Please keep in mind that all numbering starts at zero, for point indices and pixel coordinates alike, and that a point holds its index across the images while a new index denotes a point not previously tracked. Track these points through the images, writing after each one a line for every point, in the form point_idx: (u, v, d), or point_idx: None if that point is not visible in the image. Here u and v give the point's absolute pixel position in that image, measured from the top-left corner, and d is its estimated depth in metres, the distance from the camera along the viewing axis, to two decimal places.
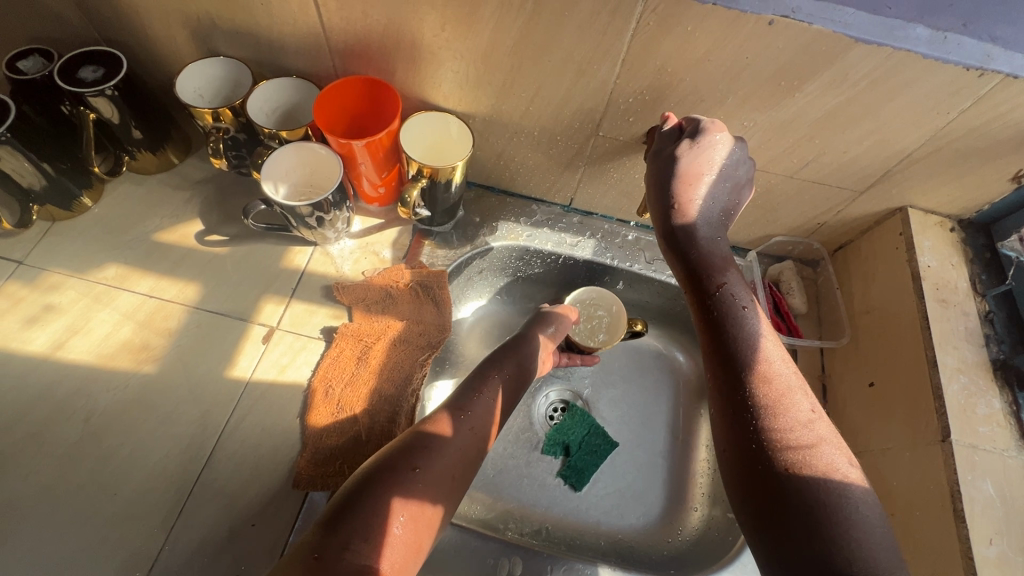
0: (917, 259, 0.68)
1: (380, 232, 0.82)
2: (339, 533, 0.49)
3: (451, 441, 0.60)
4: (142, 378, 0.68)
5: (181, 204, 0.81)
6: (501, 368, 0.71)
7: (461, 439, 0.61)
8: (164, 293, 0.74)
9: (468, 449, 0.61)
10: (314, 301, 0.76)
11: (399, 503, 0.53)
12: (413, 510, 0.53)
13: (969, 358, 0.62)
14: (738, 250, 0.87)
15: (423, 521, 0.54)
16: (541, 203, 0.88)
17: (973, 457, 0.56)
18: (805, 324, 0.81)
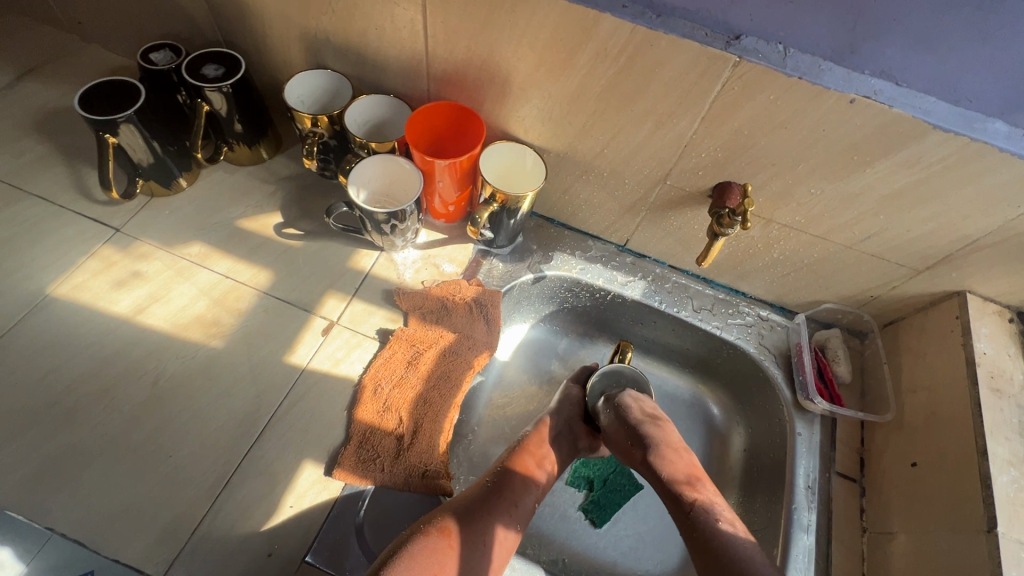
0: (973, 344, 0.68)
1: (443, 246, 0.87)
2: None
3: (493, 510, 0.64)
4: (209, 352, 0.73)
5: (266, 196, 0.88)
6: (543, 435, 0.75)
7: (503, 509, 0.65)
8: (240, 276, 0.79)
9: (509, 517, 0.65)
10: (374, 302, 0.80)
11: (439, 567, 0.57)
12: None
13: (1020, 451, 0.61)
14: (786, 311, 0.88)
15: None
16: (597, 240, 0.92)
17: (1019, 553, 0.55)
18: (847, 394, 0.81)
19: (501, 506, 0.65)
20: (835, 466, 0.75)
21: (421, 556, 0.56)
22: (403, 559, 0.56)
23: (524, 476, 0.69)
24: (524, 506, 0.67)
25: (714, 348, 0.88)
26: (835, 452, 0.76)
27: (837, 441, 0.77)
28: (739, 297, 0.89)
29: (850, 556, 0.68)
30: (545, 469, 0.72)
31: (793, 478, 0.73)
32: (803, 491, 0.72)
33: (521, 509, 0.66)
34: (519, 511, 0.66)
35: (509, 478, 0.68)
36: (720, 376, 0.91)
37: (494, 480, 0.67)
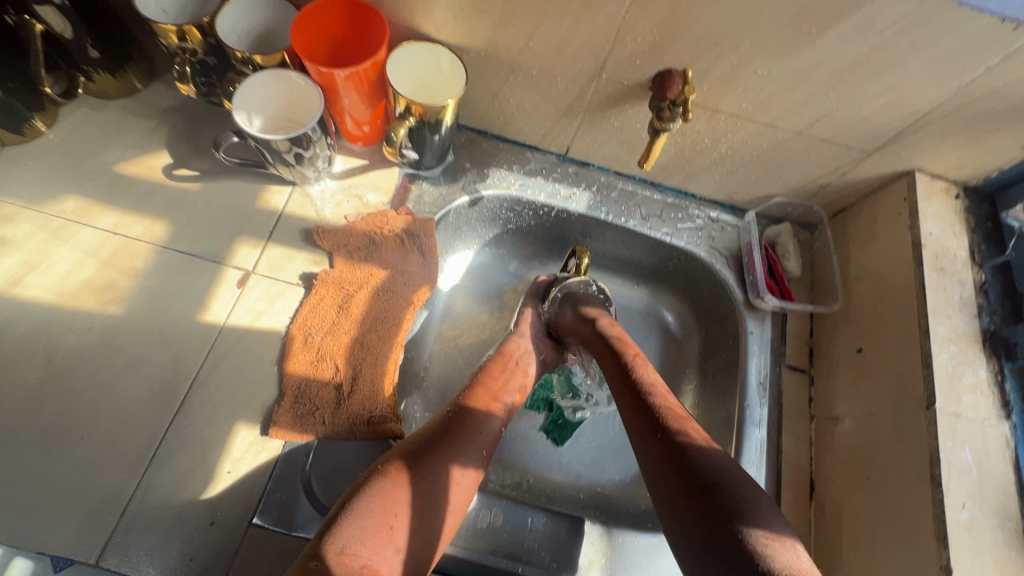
0: (919, 225, 0.66)
1: (364, 174, 0.77)
2: (332, 538, 0.48)
3: (453, 439, 0.59)
4: (108, 320, 0.64)
5: (147, 133, 0.75)
6: (505, 360, 0.71)
7: (466, 436, 0.60)
8: (130, 230, 0.69)
9: (473, 444, 0.60)
10: (292, 245, 0.72)
11: (397, 502, 0.51)
12: (415, 516, 0.52)
13: (961, 327, 0.62)
14: (736, 210, 0.85)
15: (425, 525, 0.53)
16: (535, 151, 0.84)
17: (955, 425, 0.56)
18: (797, 288, 0.80)
19: (463, 434, 0.60)
20: (785, 360, 0.75)
21: (375, 496, 0.51)
22: (356, 503, 0.50)
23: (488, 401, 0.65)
24: (490, 432, 0.62)
25: (665, 256, 0.85)
26: (785, 347, 0.76)
27: (787, 336, 0.77)
28: (689, 200, 0.84)
29: (800, 444, 0.70)
30: (509, 395, 0.67)
31: (744, 377, 0.73)
32: (755, 388, 0.72)
33: (487, 435, 0.62)
34: (485, 437, 0.61)
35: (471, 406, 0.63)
36: (673, 283, 0.88)
37: (455, 409, 0.62)
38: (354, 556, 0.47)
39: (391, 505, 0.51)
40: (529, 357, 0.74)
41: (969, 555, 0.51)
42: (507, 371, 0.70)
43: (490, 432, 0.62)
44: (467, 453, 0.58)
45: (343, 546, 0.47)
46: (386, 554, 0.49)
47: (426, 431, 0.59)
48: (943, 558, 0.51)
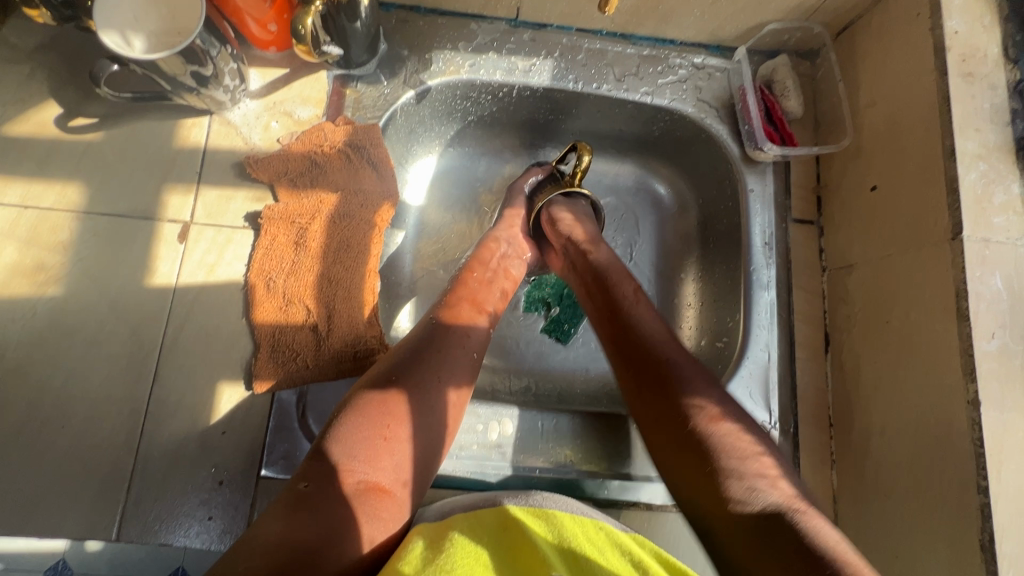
0: (942, 25, 0.55)
1: (287, 86, 0.66)
2: (326, 459, 0.46)
3: (440, 346, 0.55)
4: (50, 304, 0.58)
5: (23, 82, 0.63)
6: (485, 261, 0.65)
7: (453, 341, 0.56)
8: (42, 200, 0.61)
9: (461, 350, 0.56)
10: (227, 185, 0.63)
11: (389, 413, 0.49)
12: (412, 426, 0.49)
13: (992, 140, 0.53)
14: (724, 50, 0.73)
15: (425, 433, 0.50)
16: (481, 21, 0.71)
17: (984, 251, 0.51)
18: (800, 130, 0.71)
19: (448, 339, 0.56)
20: (792, 214, 0.69)
21: (366, 413, 0.48)
22: (344, 422, 0.48)
23: (470, 304, 0.61)
24: (478, 333, 0.59)
25: (649, 120, 0.75)
26: (789, 199, 0.69)
27: (791, 187, 0.69)
28: (667, 48, 0.73)
29: (812, 299, 0.66)
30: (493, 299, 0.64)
31: (749, 238, 0.67)
32: (760, 248, 0.67)
33: (476, 338, 0.58)
34: (473, 340, 0.58)
35: (453, 310, 0.59)
36: (662, 149, 0.79)
37: (437, 316, 0.59)
38: (351, 472, 0.45)
39: (383, 419, 0.48)
40: (511, 255, 0.69)
41: (999, 384, 0.48)
42: (490, 275, 0.65)
43: (477, 334, 0.59)
44: (457, 359, 0.55)
45: (336, 465, 0.45)
46: (385, 466, 0.46)
47: (408, 342, 0.55)
48: (971, 391, 0.48)
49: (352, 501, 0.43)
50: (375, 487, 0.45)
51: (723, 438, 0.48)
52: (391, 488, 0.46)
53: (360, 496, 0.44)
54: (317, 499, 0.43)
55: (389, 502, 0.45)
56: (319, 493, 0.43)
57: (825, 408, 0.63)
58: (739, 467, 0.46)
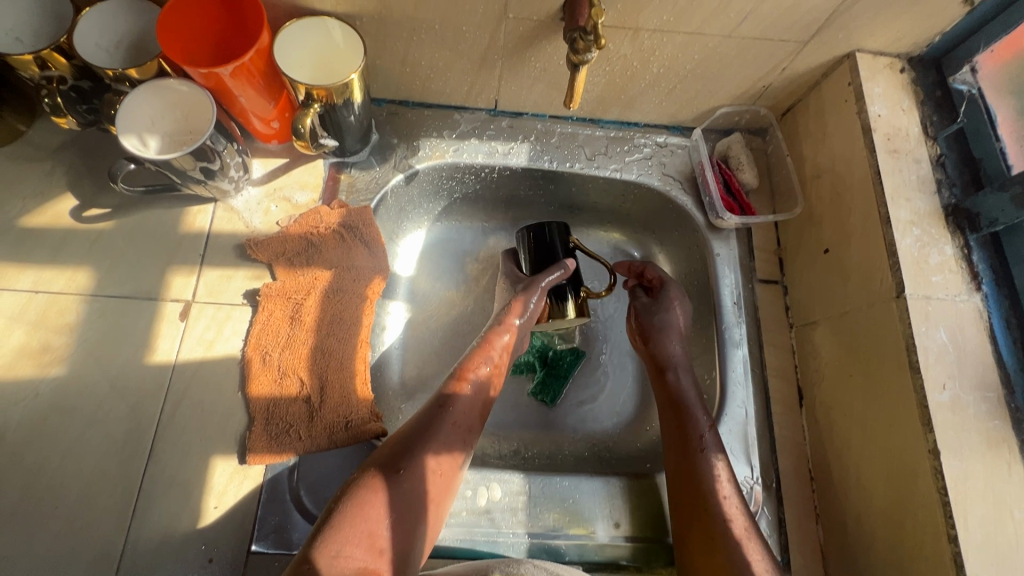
0: (867, 110, 0.63)
1: (287, 173, 0.73)
2: (327, 539, 0.50)
3: (436, 431, 0.60)
4: (53, 384, 0.61)
5: (43, 178, 0.69)
6: (497, 338, 0.69)
7: (447, 427, 0.61)
8: (53, 285, 0.65)
9: (454, 435, 0.61)
10: (228, 265, 0.68)
11: (383, 500, 0.54)
12: (403, 515, 0.54)
13: (922, 207, 0.60)
14: (684, 130, 0.81)
15: (413, 521, 0.54)
16: (463, 111, 0.79)
17: (927, 308, 0.55)
18: (757, 200, 0.77)
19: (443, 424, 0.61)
20: (756, 275, 0.74)
21: (365, 502, 0.53)
22: (344, 510, 0.52)
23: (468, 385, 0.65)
24: (472, 414, 0.64)
25: (620, 194, 0.81)
26: (753, 261, 0.74)
27: (754, 250, 0.75)
28: (633, 130, 0.80)
29: (783, 354, 0.70)
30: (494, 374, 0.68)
31: (719, 300, 0.72)
32: (731, 308, 0.71)
33: (468, 418, 0.63)
34: (464, 425, 0.62)
35: (453, 392, 0.64)
36: (634, 218, 0.85)
37: (437, 399, 0.63)
38: (347, 555, 0.49)
39: (380, 508, 0.53)
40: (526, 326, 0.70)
41: (956, 433, 0.51)
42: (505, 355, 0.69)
43: (470, 417, 0.63)
44: (450, 445, 0.60)
45: (335, 549, 0.49)
46: (378, 551, 0.51)
47: (409, 428, 0.60)
48: (931, 442, 0.51)
49: None
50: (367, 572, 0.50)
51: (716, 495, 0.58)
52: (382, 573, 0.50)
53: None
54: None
55: None
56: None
57: (804, 460, 0.65)
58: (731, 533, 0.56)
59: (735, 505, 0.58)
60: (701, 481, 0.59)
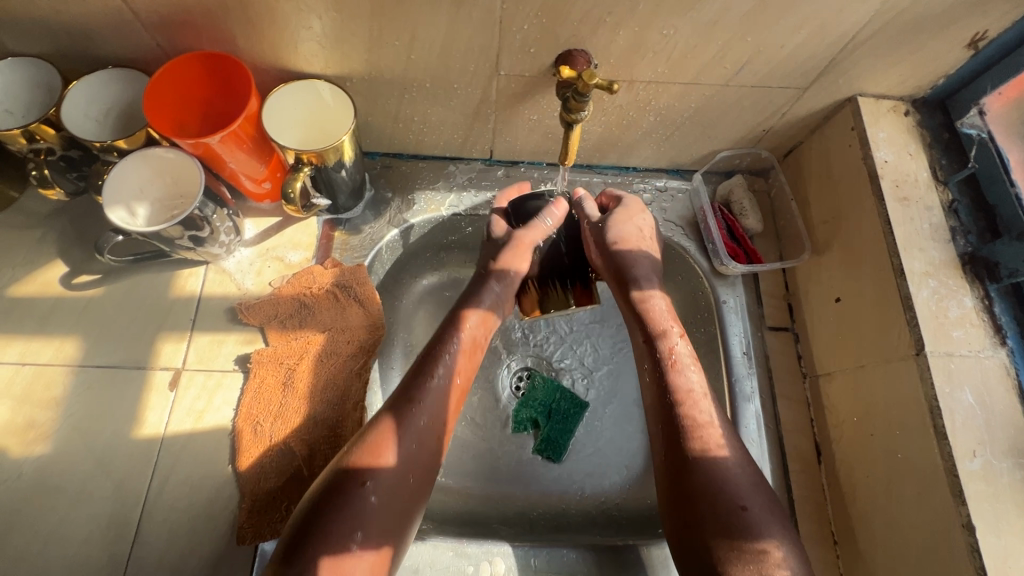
0: (873, 155, 0.61)
1: (279, 232, 0.71)
2: (294, 568, 0.48)
3: (404, 432, 0.57)
4: (37, 463, 0.59)
5: (33, 245, 0.68)
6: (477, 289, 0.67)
7: (417, 421, 0.58)
8: (40, 357, 0.63)
9: (426, 431, 0.58)
10: (219, 330, 0.66)
11: (349, 518, 0.51)
12: (373, 529, 0.52)
13: (937, 257, 0.57)
14: (683, 173, 0.78)
15: (384, 533, 0.52)
16: (458, 161, 0.78)
17: (950, 366, 0.53)
18: (763, 243, 0.75)
19: (418, 420, 0.58)
20: (766, 322, 0.70)
21: (331, 522, 0.50)
22: (311, 530, 0.50)
23: (436, 375, 0.61)
24: (441, 404, 0.60)
25: None
26: (763, 308, 0.71)
27: (762, 296, 0.72)
28: (632, 174, 0.78)
29: (799, 407, 0.66)
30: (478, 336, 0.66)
31: (727, 351, 0.68)
32: (741, 359, 0.68)
33: (439, 415, 0.60)
34: (436, 418, 0.59)
35: (423, 384, 0.60)
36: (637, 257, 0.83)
37: (411, 379, 0.61)
38: None
39: (349, 526, 0.51)
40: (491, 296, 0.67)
41: (990, 506, 0.48)
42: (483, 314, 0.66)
43: (445, 404, 0.61)
44: (419, 445, 0.57)
45: None
46: (349, 572, 0.49)
47: (375, 428, 0.57)
48: (964, 515, 0.48)
49: None
50: None
51: (701, 429, 0.57)
52: None
53: None
54: None
55: None
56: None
57: (828, 524, 0.61)
58: (733, 551, 0.50)
59: (745, 508, 0.52)
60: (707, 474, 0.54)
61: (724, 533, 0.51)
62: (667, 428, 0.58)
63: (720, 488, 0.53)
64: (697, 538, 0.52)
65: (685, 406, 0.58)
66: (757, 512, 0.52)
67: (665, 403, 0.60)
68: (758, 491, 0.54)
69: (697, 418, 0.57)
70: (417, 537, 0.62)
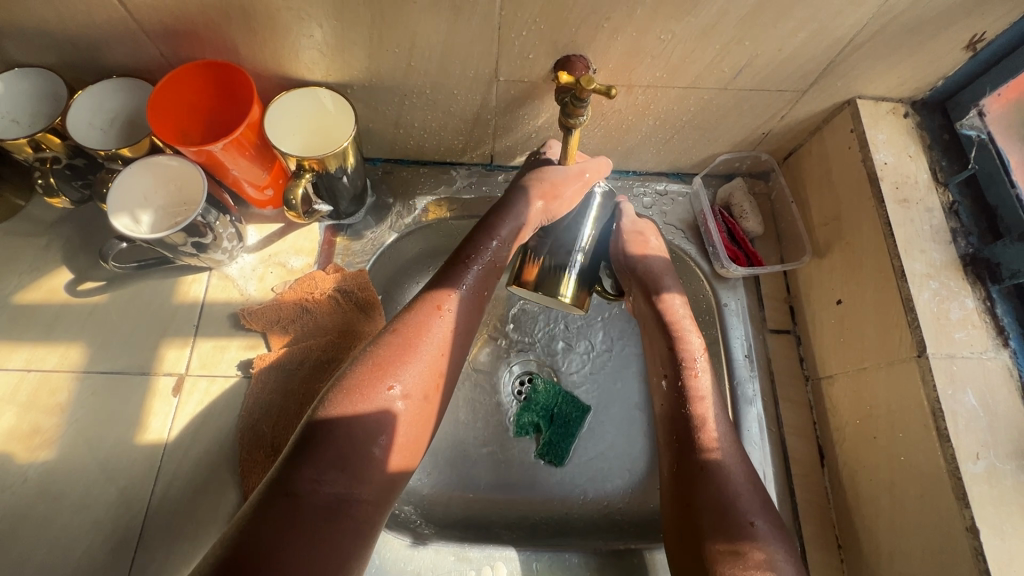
0: (872, 158, 0.61)
1: (282, 238, 0.72)
2: (310, 465, 0.48)
3: (431, 333, 0.57)
4: (43, 468, 0.59)
5: (39, 253, 0.68)
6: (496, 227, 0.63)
7: (441, 328, 0.58)
8: (45, 363, 0.63)
9: (448, 342, 0.58)
10: (222, 335, 0.66)
11: (371, 421, 0.52)
12: (393, 434, 0.53)
13: (938, 259, 0.57)
14: (683, 176, 0.78)
15: (401, 441, 0.53)
16: (459, 166, 0.78)
17: (952, 368, 0.52)
18: (763, 246, 0.75)
19: (440, 329, 0.58)
20: (768, 325, 0.70)
21: (348, 426, 0.51)
22: (330, 429, 0.50)
23: (461, 287, 0.60)
24: (465, 323, 0.60)
25: None
26: (764, 311, 0.71)
27: (763, 299, 0.72)
28: (632, 178, 0.78)
29: (800, 410, 0.66)
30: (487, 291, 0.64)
31: (729, 355, 0.68)
32: (742, 363, 0.68)
33: (465, 323, 0.60)
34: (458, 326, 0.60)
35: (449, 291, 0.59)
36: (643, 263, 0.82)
37: (431, 289, 0.60)
38: (329, 483, 0.48)
39: (371, 431, 0.51)
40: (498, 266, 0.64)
41: (994, 509, 0.48)
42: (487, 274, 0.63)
43: (468, 322, 0.61)
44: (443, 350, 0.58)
45: (317, 478, 0.48)
46: (365, 475, 0.50)
47: (398, 331, 0.56)
48: (968, 518, 0.48)
49: (331, 519, 0.47)
50: (359, 501, 0.49)
51: (713, 437, 0.58)
52: (373, 502, 0.50)
53: (339, 510, 0.48)
54: (298, 505, 0.46)
55: (369, 526, 0.50)
56: (298, 509, 0.46)
57: (831, 528, 0.60)
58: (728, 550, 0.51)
59: (743, 509, 0.53)
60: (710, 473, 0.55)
61: (721, 530, 0.52)
62: (678, 429, 0.60)
63: (720, 488, 0.54)
64: (690, 535, 0.53)
65: (695, 412, 0.59)
66: (757, 518, 0.53)
67: (679, 406, 0.61)
68: (756, 496, 0.54)
69: (705, 422, 0.59)
70: (419, 542, 0.62)
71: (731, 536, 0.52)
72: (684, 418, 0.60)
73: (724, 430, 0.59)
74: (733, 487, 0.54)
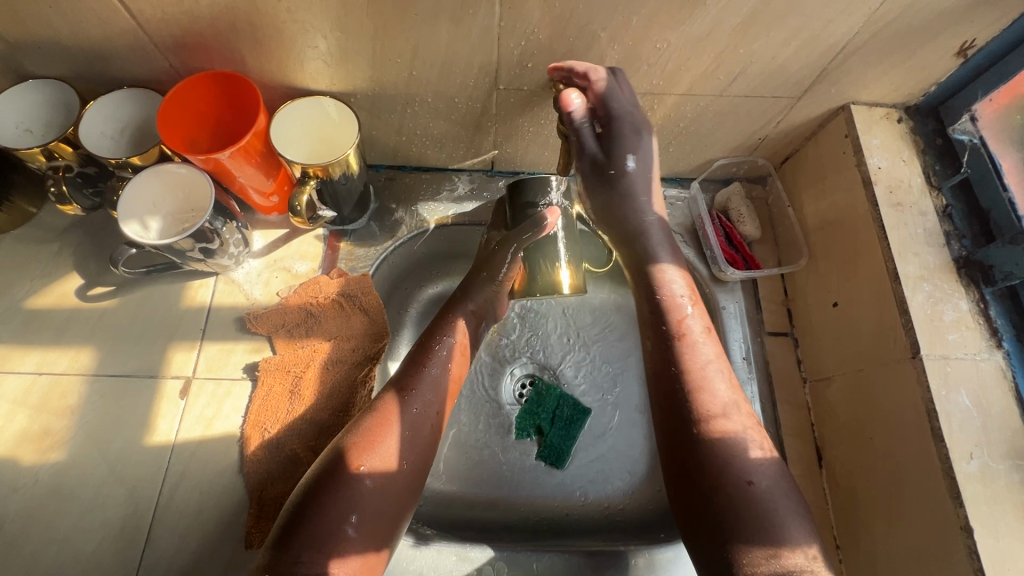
0: (867, 162, 0.62)
1: (287, 244, 0.73)
2: (290, 549, 0.49)
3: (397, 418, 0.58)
4: (53, 469, 0.60)
5: (50, 259, 0.70)
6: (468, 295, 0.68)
7: (413, 409, 0.59)
8: (56, 366, 0.65)
9: (418, 421, 0.59)
10: (228, 339, 0.68)
11: (344, 502, 0.52)
12: (367, 513, 0.52)
13: (932, 262, 0.58)
14: (682, 181, 0.79)
15: (380, 518, 0.53)
16: (460, 172, 0.79)
17: (945, 369, 0.53)
18: (761, 250, 0.76)
19: (408, 410, 0.59)
20: (766, 327, 0.71)
21: (321, 506, 0.51)
22: (307, 512, 0.51)
23: (431, 367, 0.62)
24: (438, 395, 0.62)
25: None
26: (762, 313, 0.72)
27: (761, 302, 0.72)
28: None
29: (798, 412, 0.66)
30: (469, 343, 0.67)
31: (728, 357, 0.69)
32: (741, 365, 0.68)
33: (434, 400, 0.61)
34: (429, 406, 0.60)
35: (418, 374, 0.61)
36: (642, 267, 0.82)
37: (404, 369, 0.62)
38: (307, 565, 0.49)
39: (343, 509, 0.51)
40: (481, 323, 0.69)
41: (988, 508, 0.48)
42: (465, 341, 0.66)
43: (438, 396, 0.62)
44: (414, 431, 0.58)
45: (297, 559, 0.49)
46: (343, 555, 0.50)
47: (369, 416, 0.57)
48: (962, 517, 0.48)
49: None
50: None
51: (713, 414, 0.54)
52: None
53: None
54: None
55: None
56: None
57: (830, 528, 0.61)
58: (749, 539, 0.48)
59: (752, 484, 0.50)
60: (714, 450, 0.52)
61: (737, 517, 0.49)
62: (671, 402, 0.56)
63: (726, 470, 0.51)
64: (700, 520, 0.51)
65: (690, 383, 0.56)
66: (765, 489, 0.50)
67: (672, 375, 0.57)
68: (765, 466, 0.51)
69: (701, 393, 0.55)
70: (421, 542, 0.63)
71: (746, 524, 0.48)
72: (685, 406, 0.55)
73: (723, 399, 0.55)
74: (739, 460, 0.51)
